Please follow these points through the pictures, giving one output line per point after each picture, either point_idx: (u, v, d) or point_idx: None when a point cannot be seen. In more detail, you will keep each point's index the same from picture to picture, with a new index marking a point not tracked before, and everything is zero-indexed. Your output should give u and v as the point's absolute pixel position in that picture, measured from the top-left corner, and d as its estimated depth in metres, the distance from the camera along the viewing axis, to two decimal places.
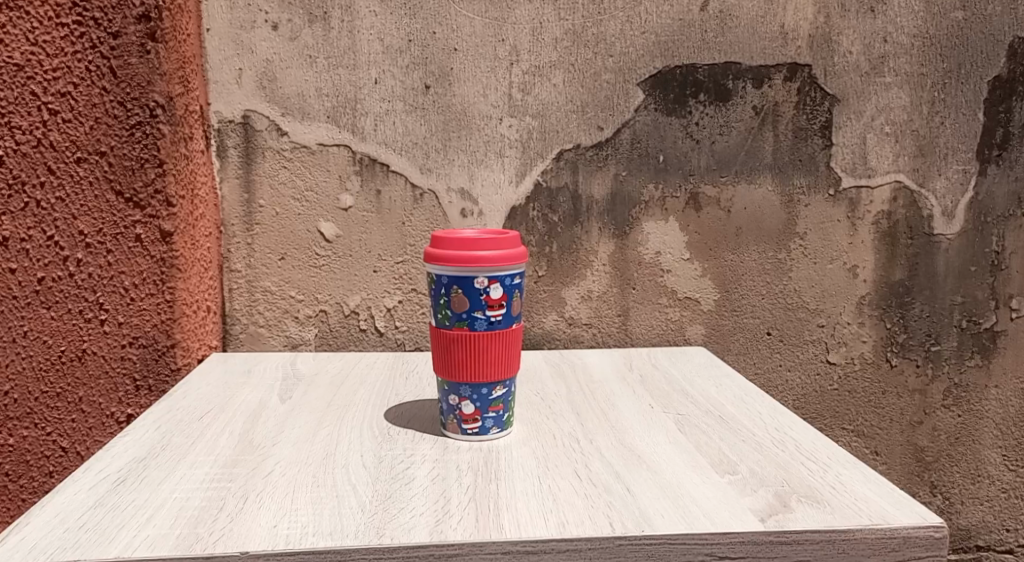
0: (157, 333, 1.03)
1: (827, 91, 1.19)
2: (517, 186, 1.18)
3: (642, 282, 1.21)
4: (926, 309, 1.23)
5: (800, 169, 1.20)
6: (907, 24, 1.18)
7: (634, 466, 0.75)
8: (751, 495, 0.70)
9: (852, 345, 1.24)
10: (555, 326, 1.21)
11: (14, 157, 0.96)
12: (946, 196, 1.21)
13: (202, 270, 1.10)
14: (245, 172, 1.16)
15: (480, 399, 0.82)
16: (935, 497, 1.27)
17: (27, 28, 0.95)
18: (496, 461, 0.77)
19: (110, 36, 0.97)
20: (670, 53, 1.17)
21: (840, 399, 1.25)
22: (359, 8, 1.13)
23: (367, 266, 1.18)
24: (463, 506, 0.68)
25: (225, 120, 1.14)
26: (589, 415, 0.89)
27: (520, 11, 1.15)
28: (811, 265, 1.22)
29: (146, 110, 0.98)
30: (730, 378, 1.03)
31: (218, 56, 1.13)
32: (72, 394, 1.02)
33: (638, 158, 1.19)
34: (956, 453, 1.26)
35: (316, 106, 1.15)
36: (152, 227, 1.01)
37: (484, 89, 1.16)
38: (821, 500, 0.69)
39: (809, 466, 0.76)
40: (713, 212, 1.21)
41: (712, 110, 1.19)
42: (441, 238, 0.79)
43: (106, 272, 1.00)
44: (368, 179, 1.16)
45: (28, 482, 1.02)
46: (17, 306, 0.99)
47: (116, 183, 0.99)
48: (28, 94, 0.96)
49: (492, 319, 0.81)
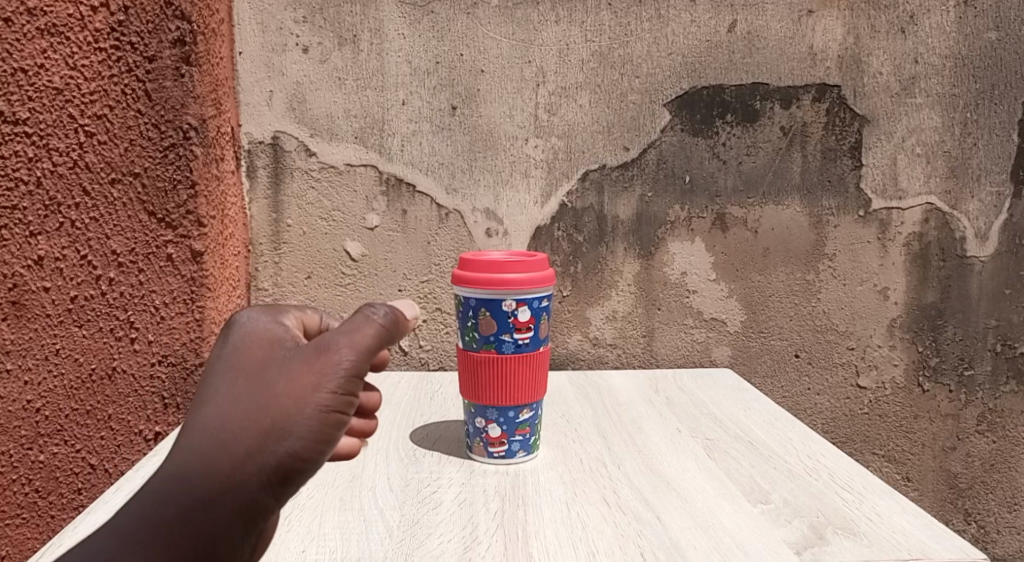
0: (187, 352, 1.05)
1: (857, 111, 1.18)
2: (542, 206, 1.18)
3: (668, 303, 1.20)
4: (959, 333, 1.21)
5: (828, 190, 1.19)
6: (938, 44, 1.17)
7: (663, 493, 0.74)
8: (785, 527, 0.69)
9: (883, 369, 1.22)
10: (580, 347, 1.21)
11: (51, 179, 0.97)
12: (979, 218, 1.20)
13: (230, 288, 1.11)
14: (274, 193, 1.17)
15: (506, 422, 0.82)
16: (969, 525, 1.24)
17: (67, 52, 0.95)
18: (523, 485, 0.77)
19: (145, 60, 0.99)
20: (697, 74, 1.17)
21: (871, 424, 1.23)
22: (388, 31, 1.14)
23: (392, 285, 1.19)
24: (491, 533, 0.67)
25: (256, 141, 1.16)
26: (616, 439, 0.88)
27: (547, 33, 1.16)
28: (841, 287, 1.21)
29: (180, 132, 1.01)
30: (759, 402, 1.02)
31: (251, 79, 1.15)
32: (102, 411, 1.03)
33: (664, 178, 1.18)
34: (991, 480, 1.23)
35: (344, 127, 1.16)
36: (184, 246, 1.03)
37: (511, 110, 1.16)
38: (858, 532, 0.68)
39: (843, 496, 0.74)
40: (740, 233, 1.20)
41: (739, 131, 1.18)
42: (469, 261, 0.80)
43: (137, 291, 1.02)
44: (394, 199, 1.17)
45: (58, 498, 1.03)
46: (51, 325, 0.99)
47: (149, 204, 1.01)
48: (66, 116, 0.96)
49: (520, 342, 0.81)
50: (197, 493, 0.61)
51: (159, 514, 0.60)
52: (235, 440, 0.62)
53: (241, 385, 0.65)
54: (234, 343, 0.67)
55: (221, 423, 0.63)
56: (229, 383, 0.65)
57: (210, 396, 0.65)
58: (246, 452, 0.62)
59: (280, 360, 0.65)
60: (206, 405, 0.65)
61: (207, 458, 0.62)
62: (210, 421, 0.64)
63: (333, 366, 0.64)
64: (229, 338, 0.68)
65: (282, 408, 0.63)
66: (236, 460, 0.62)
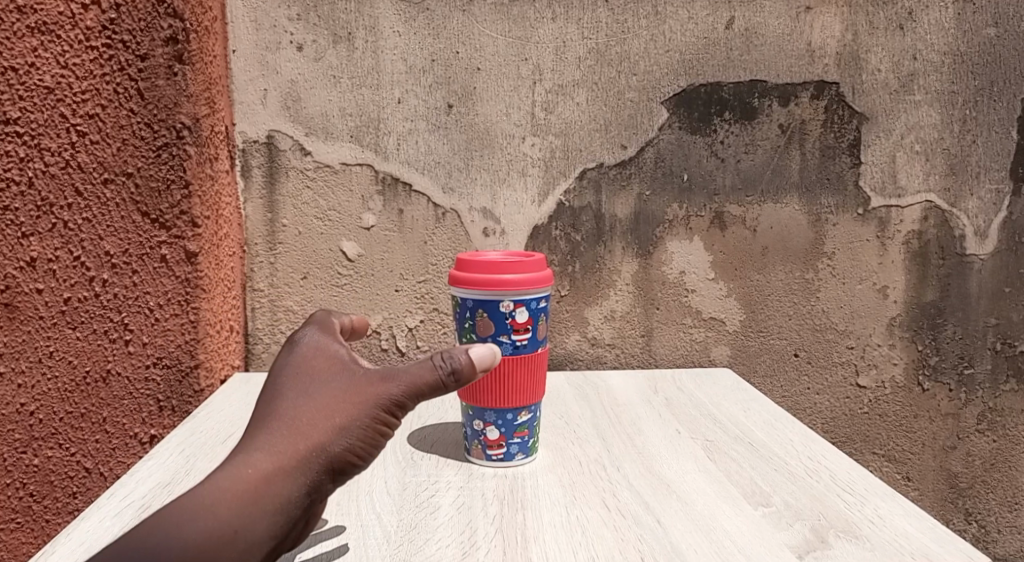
0: (182, 353, 1.03)
1: (856, 109, 1.17)
2: (540, 206, 1.17)
3: (667, 303, 1.20)
4: (959, 331, 1.20)
5: (827, 188, 1.18)
6: (937, 41, 1.16)
7: (664, 496, 0.74)
8: (787, 530, 0.68)
9: (883, 368, 1.21)
10: (578, 347, 1.20)
11: (43, 179, 0.96)
12: (979, 215, 1.19)
13: (225, 289, 1.10)
14: (269, 193, 1.16)
15: (505, 425, 0.81)
16: (970, 524, 1.23)
17: (58, 51, 0.95)
18: (522, 489, 0.76)
19: (138, 58, 0.98)
20: (695, 72, 1.16)
21: (870, 423, 1.23)
22: (383, 29, 1.13)
23: (389, 285, 1.18)
24: (489, 537, 0.67)
25: (250, 140, 1.15)
26: (615, 441, 0.87)
27: (544, 31, 1.15)
28: (840, 285, 1.20)
29: (173, 131, 0.99)
30: (759, 402, 1.01)
31: (244, 77, 1.14)
32: (97, 414, 1.01)
33: (662, 177, 1.17)
34: (991, 480, 1.23)
35: (339, 125, 1.15)
36: (178, 247, 1.01)
37: (507, 108, 1.15)
38: (860, 535, 0.67)
39: (845, 498, 0.74)
40: (738, 232, 1.19)
41: (737, 129, 1.17)
42: (466, 261, 0.79)
43: (132, 293, 1.01)
44: (390, 199, 1.16)
45: (52, 502, 1.02)
46: (44, 327, 0.99)
47: (142, 204, 1.00)
48: (57, 116, 0.96)
49: (518, 343, 0.80)
50: (271, 469, 0.62)
51: (233, 485, 0.61)
52: (306, 426, 0.64)
53: (310, 381, 0.67)
54: (301, 355, 0.70)
55: (282, 423, 0.64)
56: (298, 380, 0.67)
57: (279, 391, 0.67)
58: (317, 437, 0.63)
59: (344, 377, 0.67)
60: (275, 397, 0.67)
61: (265, 453, 0.62)
62: (272, 421, 0.65)
63: (400, 370, 0.66)
64: (296, 351, 0.70)
65: (351, 402, 0.65)
66: (309, 443, 0.63)
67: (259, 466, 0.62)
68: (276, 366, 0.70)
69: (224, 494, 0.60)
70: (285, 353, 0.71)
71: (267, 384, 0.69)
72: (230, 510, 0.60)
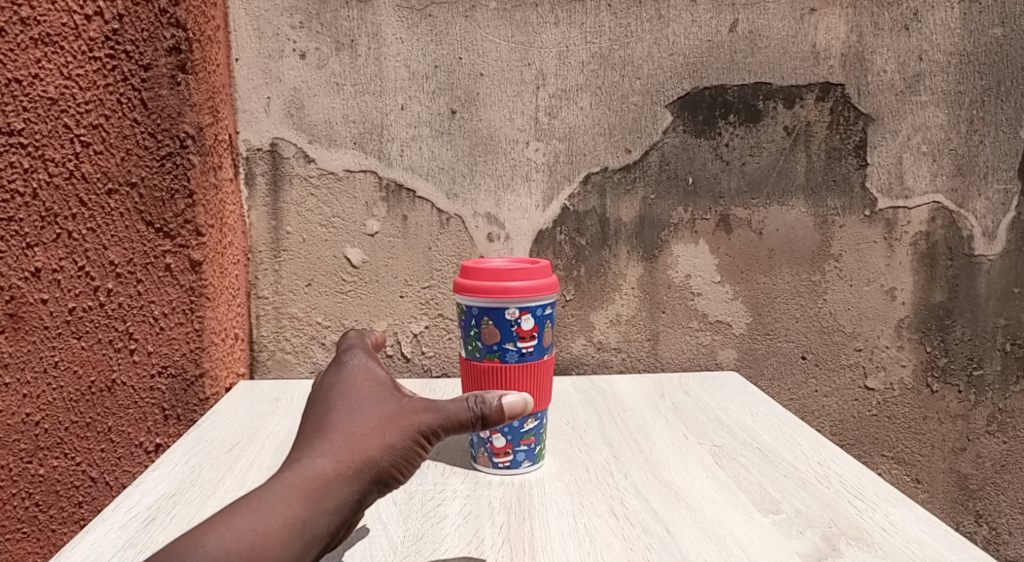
0: (187, 362, 1.03)
1: (861, 110, 1.16)
2: (544, 210, 1.17)
3: (672, 306, 1.19)
4: (968, 333, 1.20)
5: (833, 189, 1.18)
6: (943, 41, 1.15)
7: (672, 504, 0.73)
8: (797, 538, 0.67)
9: (891, 370, 1.20)
10: (584, 351, 1.19)
11: (47, 190, 0.96)
12: (987, 216, 1.18)
13: (230, 297, 1.10)
14: (272, 200, 1.16)
15: (511, 432, 0.80)
16: (981, 527, 1.22)
17: (61, 62, 0.95)
18: (529, 497, 0.75)
19: (141, 68, 0.98)
20: (699, 75, 1.15)
21: (879, 426, 1.22)
22: (386, 35, 1.13)
23: (393, 292, 1.17)
24: (497, 547, 0.66)
25: (254, 148, 1.15)
26: (623, 447, 0.87)
27: (547, 35, 1.14)
28: (847, 287, 1.19)
29: (177, 140, 0.99)
30: (767, 406, 1.00)
31: (247, 85, 1.14)
32: (102, 424, 1.01)
33: (666, 180, 1.17)
34: (1002, 482, 1.22)
35: (342, 132, 1.14)
36: (183, 256, 1.01)
37: (511, 113, 1.15)
38: (872, 543, 0.67)
39: (856, 504, 0.73)
40: (744, 234, 1.18)
41: (742, 131, 1.17)
42: (471, 269, 0.79)
43: (137, 302, 1.01)
44: (394, 205, 1.16)
45: (59, 512, 1.02)
46: (49, 337, 0.98)
47: (147, 213, 1.00)
48: (61, 126, 0.96)
49: (524, 351, 0.79)
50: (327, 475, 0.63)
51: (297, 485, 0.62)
52: (362, 434, 0.65)
53: (361, 397, 0.69)
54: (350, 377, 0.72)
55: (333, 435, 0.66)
56: (349, 395, 0.69)
57: (331, 406, 0.69)
58: (372, 442, 0.65)
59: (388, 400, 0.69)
60: (329, 411, 0.68)
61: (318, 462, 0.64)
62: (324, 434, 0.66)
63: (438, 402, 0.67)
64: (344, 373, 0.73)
65: (402, 415, 0.67)
66: (364, 447, 0.64)
67: (320, 468, 0.63)
68: (326, 387, 0.72)
69: (286, 492, 0.61)
70: (333, 378, 0.74)
71: (319, 402, 0.71)
72: (293, 507, 0.61)
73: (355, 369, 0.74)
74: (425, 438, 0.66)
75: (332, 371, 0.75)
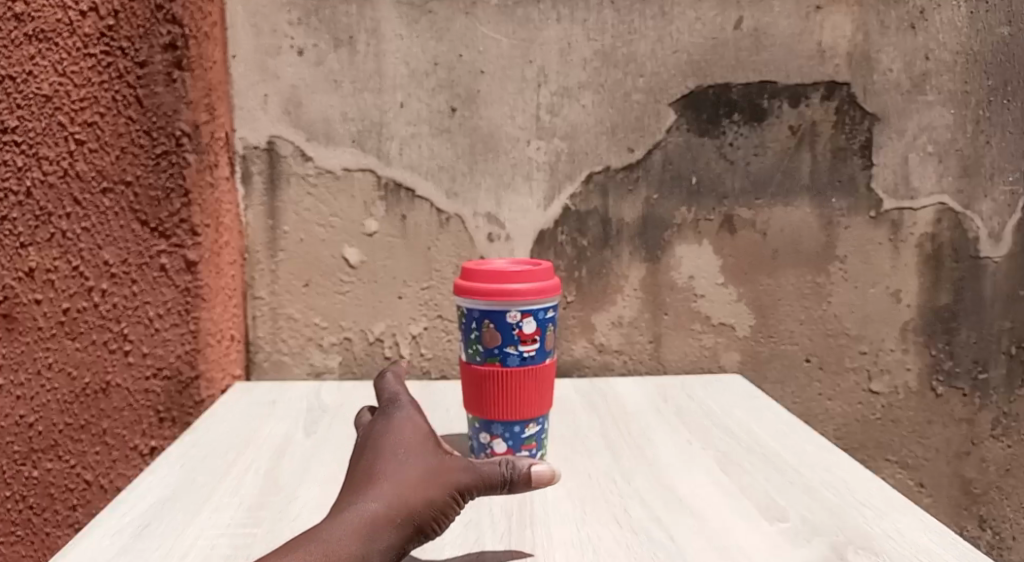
0: (182, 365, 1.00)
1: (867, 110, 1.15)
2: (545, 210, 1.15)
3: (675, 308, 1.17)
4: (973, 335, 1.18)
5: (839, 190, 1.16)
6: (950, 40, 1.14)
7: (677, 512, 0.71)
8: (804, 547, 0.66)
9: (896, 373, 1.19)
10: (585, 353, 1.18)
11: (41, 189, 0.96)
12: (993, 217, 1.17)
13: (226, 298, 1.08)
14: (269, 200, 1.14)
15: (511, 438, 0.80)
16: (985, 532, 1.21)
17: (55, 59, 0.95)
18: (530, 504, 0.74)
19: (136, 65, 0.96)
20: (703, 73, 1.14)
21: (883, 429, 1.20)
22: (385, 32, 1.11)
23: (391, 292, 1.16)
24: (499, 554, 0.65)
25: (250, 146, 1.13)
26: (626, 453, 0.85)
27: (548, 32, 1.13)
28: (852, 289, 1.17)
29: (173, 139, 0.97)
30: (772, 410, 0.99)
31: (244, 82, 1.12)
32: (96, 426, 0.99)
33: (669, 180, 1.15)
34: (1007, 486, 1.20)
35: (341, 130, 1.13)
36: (177, 256, 0.99)
37: (512, 111, 1.13)
38: (880, 552, 0.65)
39: (863, 512, 0.72)
40: (748, 235, 1.17)
41: (746, 131, 1.15)
42: (471, 270, 0.77)
43: (131, 303, 0.99)
44: (393, 204, 1.14)
45: (52, 516, 1.00)
46: (42, 337, 0.98)
47: (142, 212, 0.98)
48: (56, 124, 0.95)
49: (526, 355, 0.78)
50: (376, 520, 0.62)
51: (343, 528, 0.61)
52: (410, 485, 0.65)
53: (407, 447, 0.69)
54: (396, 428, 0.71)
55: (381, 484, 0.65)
56: (396, 445, 0.69)
57: (379, 455, 0.68)
58: (420, 493, 0.64)
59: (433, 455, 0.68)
60: (376, 461, 0.68)
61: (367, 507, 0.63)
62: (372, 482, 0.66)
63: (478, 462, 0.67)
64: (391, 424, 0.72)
65: (447, 469, 0.66)
66: (413, 499, 0.64)
67: (370, 515, 0.62)
68: (372, 437, 0.71)
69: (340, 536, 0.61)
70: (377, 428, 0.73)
71: (365, 451, 0.70)
72: (348, 549, 0.60)
73: (401, 418, 0.73)
74: (470, 493, 0.66)
75: (378, 418, 0.74)
